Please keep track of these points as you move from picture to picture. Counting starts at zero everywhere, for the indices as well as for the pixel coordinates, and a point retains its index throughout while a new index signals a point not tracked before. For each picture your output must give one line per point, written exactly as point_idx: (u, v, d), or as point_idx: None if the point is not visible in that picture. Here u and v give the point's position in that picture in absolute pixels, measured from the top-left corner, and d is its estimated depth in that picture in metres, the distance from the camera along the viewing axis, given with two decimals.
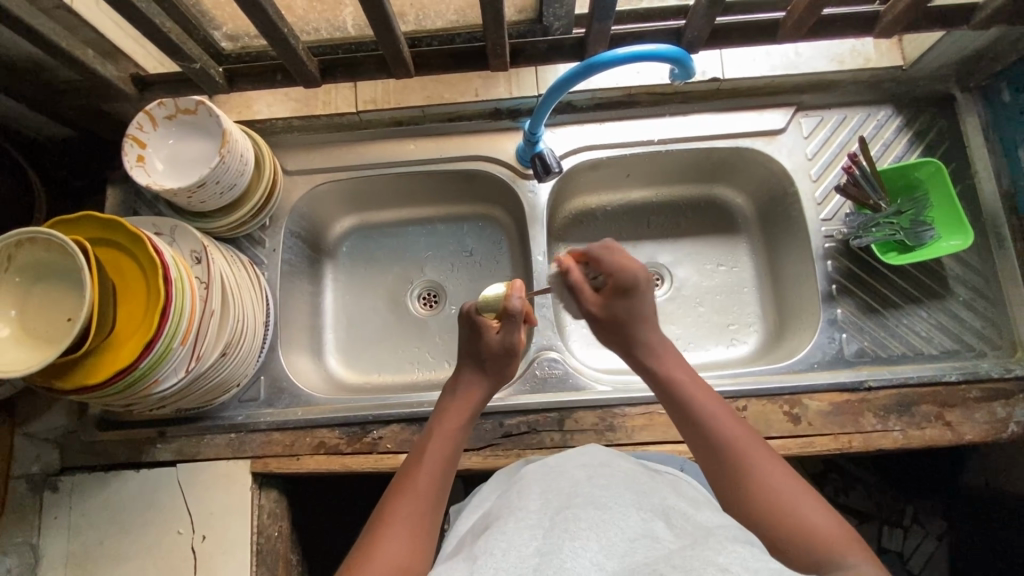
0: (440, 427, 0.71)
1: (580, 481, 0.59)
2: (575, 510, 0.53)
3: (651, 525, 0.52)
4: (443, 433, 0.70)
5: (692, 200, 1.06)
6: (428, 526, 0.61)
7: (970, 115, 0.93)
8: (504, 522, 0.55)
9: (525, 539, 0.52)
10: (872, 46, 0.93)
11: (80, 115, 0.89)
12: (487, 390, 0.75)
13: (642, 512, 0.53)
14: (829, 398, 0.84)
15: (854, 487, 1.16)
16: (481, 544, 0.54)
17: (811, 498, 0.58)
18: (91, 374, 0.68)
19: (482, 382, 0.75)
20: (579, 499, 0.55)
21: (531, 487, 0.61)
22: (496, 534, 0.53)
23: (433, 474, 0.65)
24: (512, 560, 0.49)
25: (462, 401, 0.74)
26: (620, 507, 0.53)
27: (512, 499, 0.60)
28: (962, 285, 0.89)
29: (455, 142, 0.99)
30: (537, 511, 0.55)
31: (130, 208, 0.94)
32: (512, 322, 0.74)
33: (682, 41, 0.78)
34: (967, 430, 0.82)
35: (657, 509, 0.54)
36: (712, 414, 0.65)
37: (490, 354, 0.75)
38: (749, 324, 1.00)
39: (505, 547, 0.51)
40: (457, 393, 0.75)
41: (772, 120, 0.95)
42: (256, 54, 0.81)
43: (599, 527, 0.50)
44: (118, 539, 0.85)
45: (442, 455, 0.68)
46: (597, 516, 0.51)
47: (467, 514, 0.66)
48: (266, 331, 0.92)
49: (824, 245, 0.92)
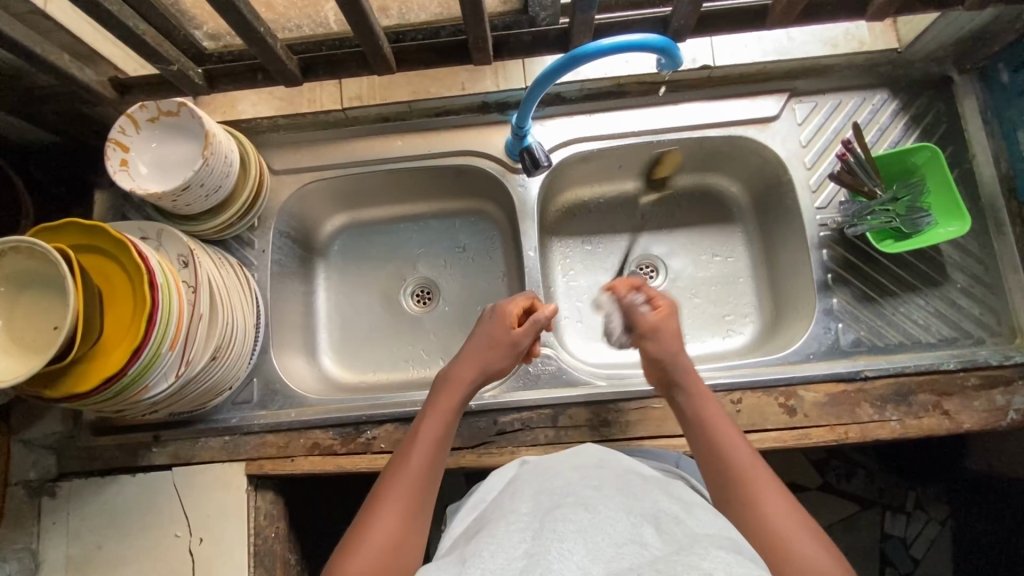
0: (434, 408, 0.73)
1: (572, 484, 0.60)
2: (565, 512, 0.54)
3: (640, 529, 0.52)
4: (439, 416, 0.72)
5: (685, 190, 1.05)
6: (421, 501, 0.64)
7: (967, 96, 0.91)
8: (495, 525, 0.56)
9: (516, 540, 0.52)
10: (866, 28, 0.91)
11: (61, 120, 0.88)
12: (480, 377, 0.77)
13: (632, 517, 0.53)
14: (825, 389, 0.83)
15: (855, 473, 1.17)
16: (472, 546, 0.54)
17: (823, 551, 0.56)
18: (80, 383, 0.68)
19: (472, 367, 0.77)
20: (569, 500, 0.56)
21: (524, 489, 0.62)
22: (485, 538, 0.54)
23: (426, 453, 0.67)
24: (500, 560, 0.50)
25: (455, 387, 0.75)
26: (610, 512, 0.54)
27: (505, 501, 0.61)
28: (960, 271, 0.87)
29: (443, 137, 0.97)
30: (527, 515, 0.56)
31: (119, 213, 0.94)
32: (533, 330, 0.79)
33: (669, 29, 0.76)
34: (965, 418, 0.81)
35: (648, 513, 0.55)
36: (733, 453, 0.64)
37: (503, 343, 0.78)
38: (745, 314, 0.99)
39: (494, 548, 0.52)
40: (451, 374, 0.76)
41: (765, 107, 0.93)
42: (238, 53, 0.80)
43: (587, 531, 0.51)
44: (115, 543, 0.86)
45: (435, 434, 0.70)
46: (585, 519, 0.52)
47: (462, 515, 0.67)
48: (258, 333, 0.91)
49: (819, 233, 0.90)
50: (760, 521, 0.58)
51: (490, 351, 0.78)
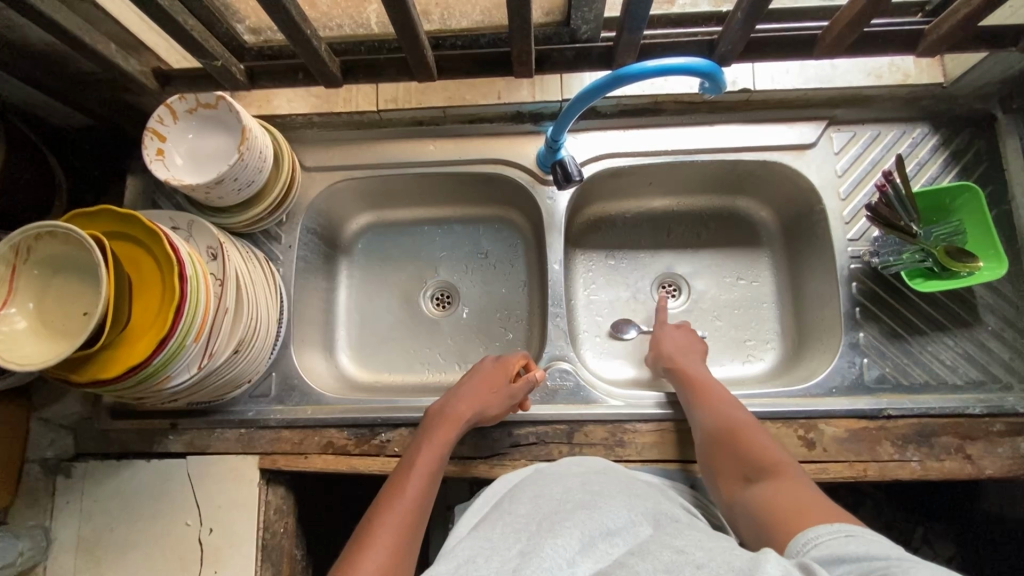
0: (432, 436, 0.78)
1: (573, 487, 0.65)
2: (564, 513, 0.58)
3: (637, 527, 0.57)
4: (432, 446, 0.76)
5: (714, 211, 1.04)
6: (413, 532, 0.67)
7: (1011, 137, 0.89)
8: (494, 525, 0.61)
9: (510, 543, 0.56)
10: (912, 61, 0.89)
11: (101, 105, 0.88)
12: (474, 415, 0.80)
13: (632, 514, 0.58)
14: (846, 424, 0.82)
15: (863, 505, 1.16)
16: (469, 542, 0.59)
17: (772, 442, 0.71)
18: (105, 368, 0.68)
19: (469, 404, 0.80)
20: (569, 503, 0.60)
21: (524, 493, 0.66)
22: (482, 540, 0.58)
23: (419, 483, 0.72)
24: (494, 562, 0.54)
25: (449, 421, 0.79)
26: (609, 508, 0.59)
27: (505, 504, 0.65)
28: (992, 314, 0.86)
29: (475, 144, 0.97)
30: (524, 515, 0.61)
31: (150, 199, 0.95)
32: (528, 386, 0.83)
33: (714, 54, 0.76)
34: (988, 464, 0.80)
35: (646, 513, 0.59)
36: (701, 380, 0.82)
37: (501, 386, 0.83)
38: (766, 340, 0.99)
39: (488, 554, 0.56)
40: (447, 410, 0.80)
41: (802, 134, 0.92)
42: (279, 49, 0.80)
43: (583, 524, 0.56)
44: (126, 527, 0.87)
45: (429, 466, 0.74)
46: (583, 515, 0.57)
47: (469, 516, 0.69)
48: (280, 328, 0.92)
49: (849, 265, 0.89)
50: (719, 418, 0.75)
51: (486, 392, 0.82)
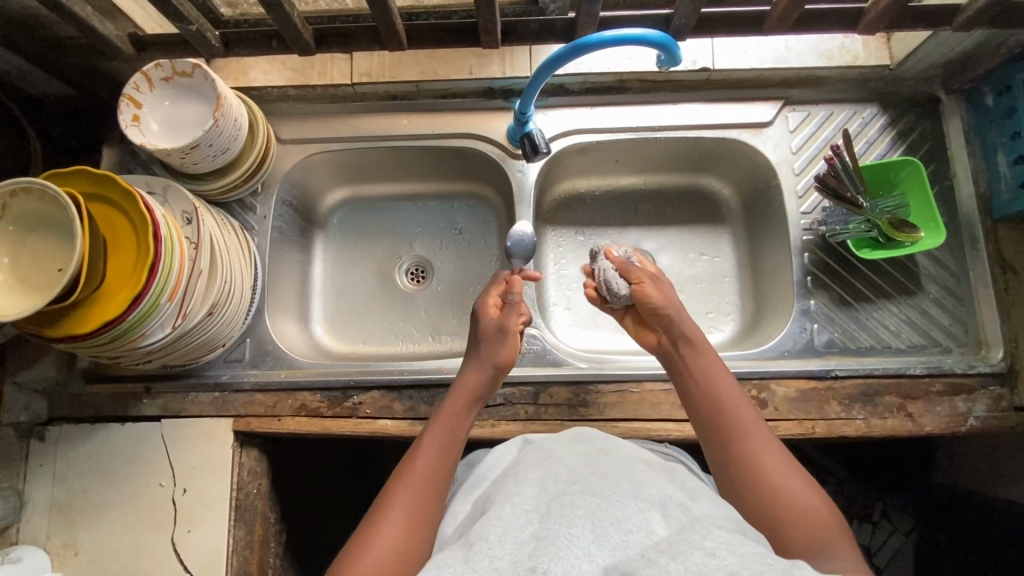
0: (442, 411, 0.75)
1: (578, 468, 0.62)
2: (574, 497, 0.56)
3: (647, 515, 0.55)
4: (443, 419, 0.74)
5: (679, 189, 1.08)
6: (427, 509, 0.64)
7: (954, 117, 0.95)
8: (501, 507, 0.58)
9: (522, 522, 0.55)
10: (861, 43, 0.94)
11: (77, 73, 0.90)
12: (484, 375, 0.79)
13: (639, 503, 0.56)
14: (797, 385, 0.87)
15: (826, 480, 1.21)
16: (479, 529, 0.57)
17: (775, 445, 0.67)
18: (80, 324, 0.70)
19: (477, 369, 0.79)
20: (577, 487, 0.58)
21: (528, 472, 0.64)
22: (492, 520, 0.57)
23: (430, 456, 0.69)
24: (508, 544, 0.53)
25: (460, 389, 0.77)
26: (617, 497, 0.56)
27: (509, 484, 0.63)
28: (933, 282, 0.91)
29: (447, 119, 1.00)
30: (533, 498, 0.59)
31: (125, 168, 0.96)
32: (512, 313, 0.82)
33: (670, 28, 0.80)
34: (927, 422, 0.85)
35: (655, 501, 0.57)
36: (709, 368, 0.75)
37: (493, 330, 0.81)
38: (727, 312, 1.03)
39: (502, 532, 0.54)
40: (458, 382, 0.78)
41: (759, 112, 0.97)
42: (255, 20, 0.83)
43: (595, 516, 0.53)
44: (100, 488, 0.88)
45: (440, 438, 0.71)
46: (594, 503, 0.54)
47: (465, 495, 0.70)
48: (254, 296, 0.94)
49: (802, 237, 0.94)
50: (727, 415, 0.70)
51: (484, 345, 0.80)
